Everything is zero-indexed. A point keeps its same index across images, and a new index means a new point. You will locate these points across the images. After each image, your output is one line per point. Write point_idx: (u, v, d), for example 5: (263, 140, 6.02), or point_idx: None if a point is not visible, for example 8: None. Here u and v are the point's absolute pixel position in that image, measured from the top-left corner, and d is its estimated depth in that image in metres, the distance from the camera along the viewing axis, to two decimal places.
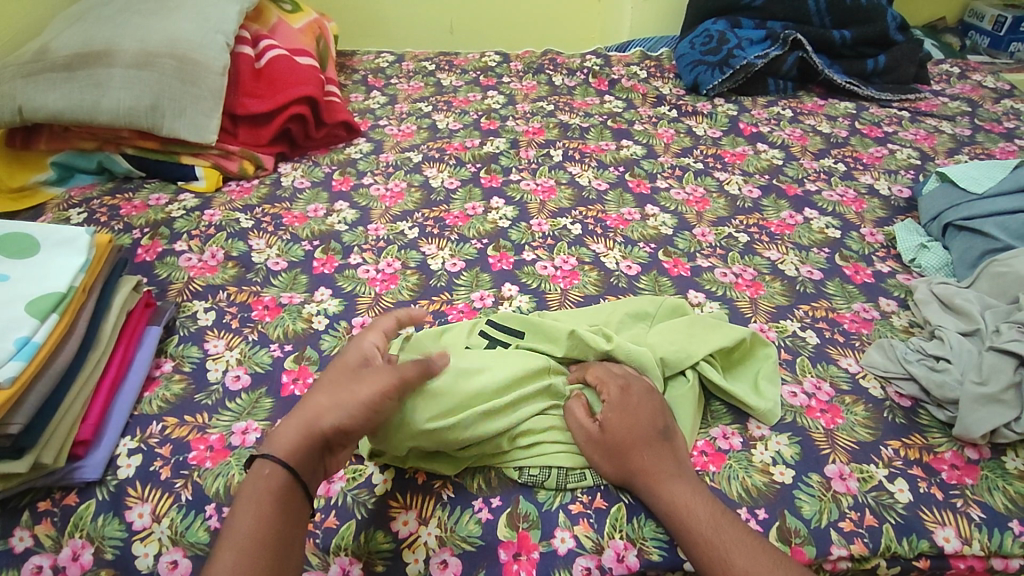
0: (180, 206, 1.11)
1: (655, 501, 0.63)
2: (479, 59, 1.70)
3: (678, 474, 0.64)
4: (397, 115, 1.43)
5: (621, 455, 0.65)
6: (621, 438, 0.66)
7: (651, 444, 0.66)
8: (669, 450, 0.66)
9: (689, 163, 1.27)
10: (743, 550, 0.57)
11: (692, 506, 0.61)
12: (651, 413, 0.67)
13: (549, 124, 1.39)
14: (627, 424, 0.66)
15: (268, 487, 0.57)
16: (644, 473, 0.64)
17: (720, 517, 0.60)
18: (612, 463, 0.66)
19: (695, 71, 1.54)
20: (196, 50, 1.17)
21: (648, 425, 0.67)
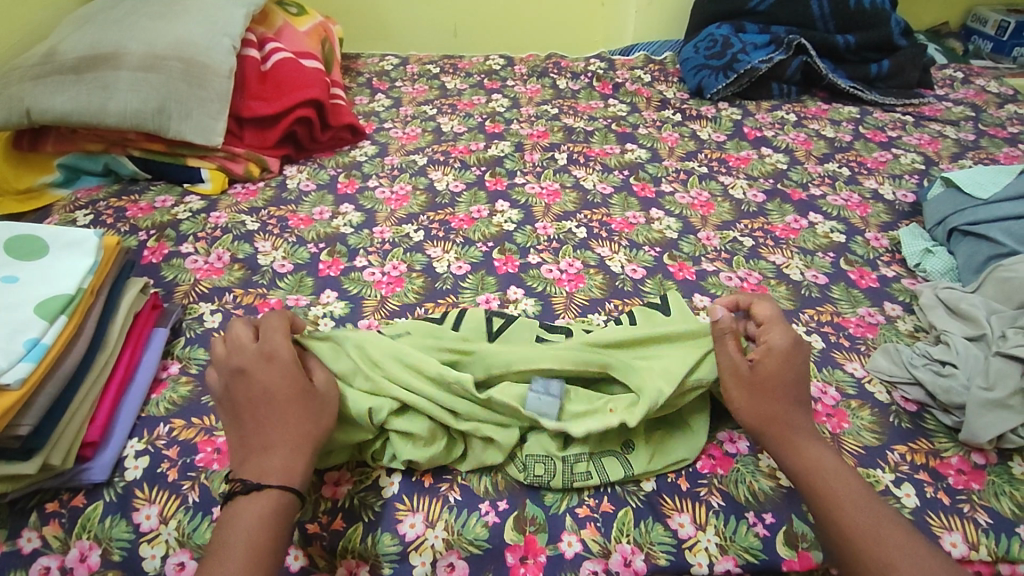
0: (186, 208, 1.11)
1: (795, 451, 0.65)
2: (484, 62, 1.70)
3: (815, 433, 0.67)
4: (401, 118, 1.44)
5: (767, 398, 0.67)
6: (772, 383, 0.67)
7: (796, 395, 0.67)
8: (806, 406, 0.68)
9: (693, 167, 1.27)
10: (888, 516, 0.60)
11: (835, 464, 0.64)
12: (798, 362, 0.69)
13: (554, 128, 1.40)
14: (781, 368, 0.67)
15: (262, 513, 0.58)
16: (789, 424, 0.66)
17: (866, 490, 0.62)
18: (752, 406, 0.67)
19: (698, 75, 1.54)
20: (202, 53, 1.17)
21: (798, 377, 0.68)
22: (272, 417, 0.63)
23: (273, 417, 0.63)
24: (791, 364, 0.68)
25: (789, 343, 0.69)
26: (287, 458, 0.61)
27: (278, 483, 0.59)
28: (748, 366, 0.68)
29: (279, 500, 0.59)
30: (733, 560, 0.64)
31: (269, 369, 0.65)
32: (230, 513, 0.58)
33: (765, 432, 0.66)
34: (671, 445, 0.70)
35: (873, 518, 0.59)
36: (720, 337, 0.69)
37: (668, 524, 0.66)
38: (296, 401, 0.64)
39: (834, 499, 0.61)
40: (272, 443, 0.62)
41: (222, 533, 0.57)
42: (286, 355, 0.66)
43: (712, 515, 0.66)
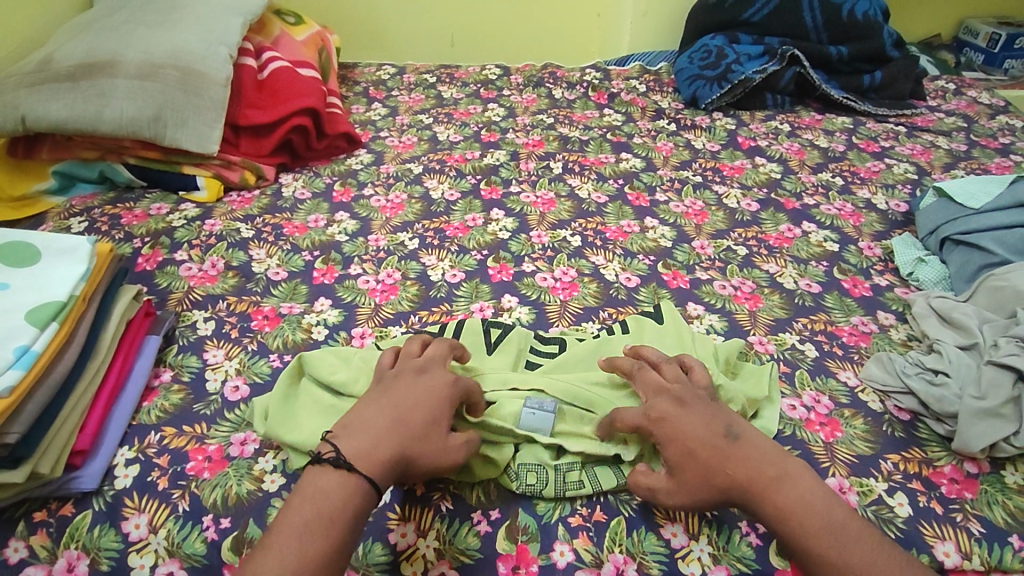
0: (180, 216, 1.11)
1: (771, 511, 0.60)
2: (480, 72, 1.71)
3: (782, 477, 0.61)
4: (397, 127, 1.44)
5: (700, 475, 0.61)
6: (689, 453, 0.62)
7: (728, 449, 0.62)
8: (752, 450, 0.62)
9: (688, 176, 1.27)
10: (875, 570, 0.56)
11: (808, 513, 0.59)
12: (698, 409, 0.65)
13: (549, 137, 1.40)
14: (683, 428, 0.63)
15: (353, 503, 0.57)
16: (750, 484, 0.61)
17: (841, 532, 0.58)
18: (689, 489, 0.61)
19: (693, 85, 1.55)
20: (199, 61, 1.18)
21: (713, 426, 0.63)
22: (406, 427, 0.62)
23: (403, 421, 0.62)
24: (696, 420, 0.63)
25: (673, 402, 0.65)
26: (385, 465, 0.59)
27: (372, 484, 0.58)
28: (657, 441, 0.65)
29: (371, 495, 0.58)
30: (727, 570, 0.63)
31: (424, 378, 0.66)
32: (326, 489, 0.57)
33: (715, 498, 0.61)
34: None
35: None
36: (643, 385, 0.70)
37: (661, 534, 0.65)
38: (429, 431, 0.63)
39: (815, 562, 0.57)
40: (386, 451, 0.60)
41: (315, 511, 0.56)
42: (444, 391, 0.66)
43: (705, 524, 0.66)
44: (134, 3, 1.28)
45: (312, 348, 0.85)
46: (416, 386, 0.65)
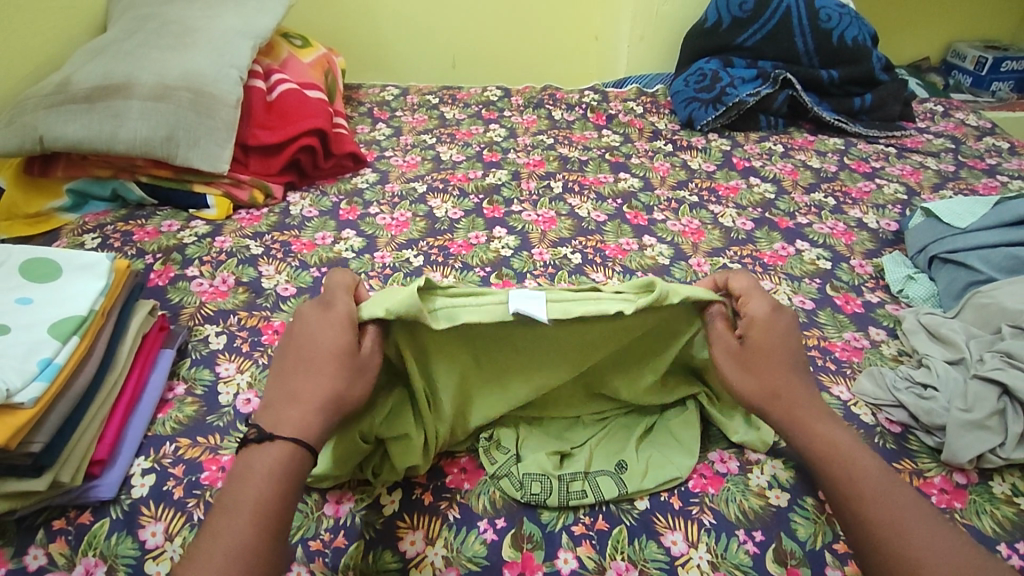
0: (192, 233, 1.14)
1: (815, 445, 0.66)
2: (482, 93, 1.76)
3: (831, 420, 0.68)
4: (402, 147, 1.48)
5: (760, 373, 0.70)
6: (760, 355, 0.70)
7: (791, 375, 0.70)
8: (808, 385, 0.70)
9: (685, 196, 1.31)
10: (912, 512, 0.60)
11: (859, 464, 0.64)
12: (784, 331, 0.72)
13: (549, 157, 1.44)
14: (767, 336, 0.71)
15: (272, 467, 0.59)
16: (801, 413, 0.68)
17: (889, 483, 0.62)
18: (746, 381, 0.70)
19: (688, 107, 1.60)
20: (211, 83, 1.22)
21: (790, 354, 0.72)
22: (311, 362, 0.65)
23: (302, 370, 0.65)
24: (782, 337, 0.72)
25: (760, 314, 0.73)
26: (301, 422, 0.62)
27: (292, 437, 0.60)
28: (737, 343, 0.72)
29: (291, 451, 0.60)
30: None
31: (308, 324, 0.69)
32: (244, 466, 0.59)
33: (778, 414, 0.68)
34: (665, 464, 0.73)
35: (893, 518, 0.59)
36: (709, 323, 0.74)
37: (661, 542, 0.67)
38: (341, 352, 0.65)
39: (864, 504, 0.61)
40: (304, 395, 0.63)
41: (238, 486, 0.58)
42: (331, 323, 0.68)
43: (704, 533, 0.68)
44: (148, 27, 1.32)
45: None
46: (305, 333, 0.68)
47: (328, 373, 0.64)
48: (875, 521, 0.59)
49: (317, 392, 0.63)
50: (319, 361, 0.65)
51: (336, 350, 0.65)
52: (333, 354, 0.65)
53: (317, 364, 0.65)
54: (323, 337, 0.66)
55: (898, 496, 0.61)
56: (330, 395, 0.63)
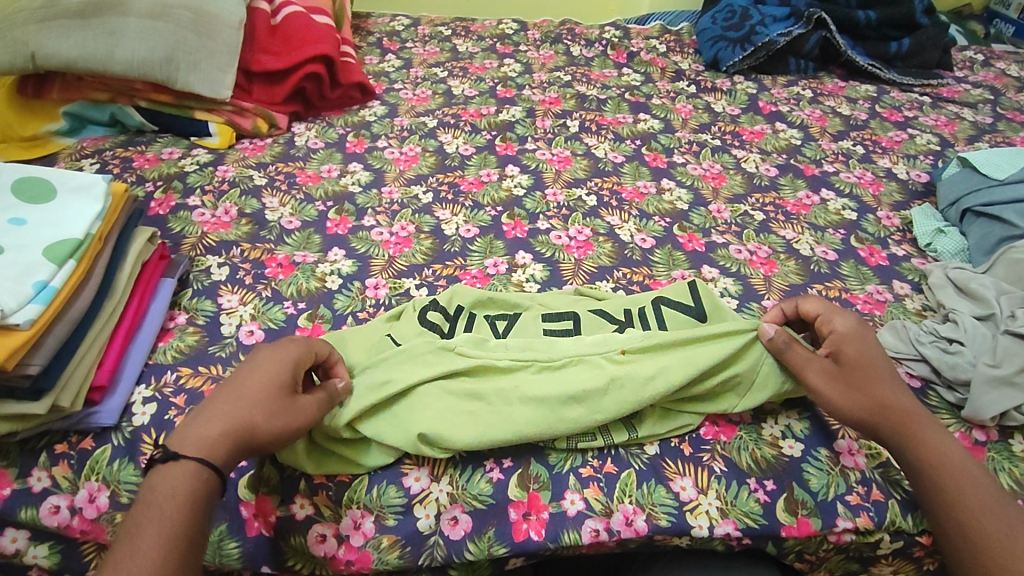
0: (193, 161, 1.10)
1: (917, 445, 0.64)
2: (497, 26, 1.67)
3: (928, 419, 0.66)
4: (412, 79, 1.42)
5: (861, 389, 0.67)
6: (861, 370, 0.68)
7: (884, 383, 0.68)
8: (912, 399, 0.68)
9: (707, 139, 1.25)
10: (1004, 512, 0.60)
11: (961, 473, 0.62)
12: (874, 350, 0.70)
13: (566, 95, 1.38)
14: (864, 350, 0.69)
15: (178, 492, 0.55)
16: (908, 419, 0.66)
17: (986, 496, 0.61)
18: (848, 395, 0.67)
19: (715, 47, 1.51)
20: (212, 3, 1.15)
21: (887, 372, 0.69)
22: (239, 389, 0.61)
23: (238, 389, 0.61)
24: (878, 357, 0.70)
25: (853, 334, 0.71)
26: (215, 444, 0.58)
27: (197, 456, 0.56)
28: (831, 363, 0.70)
29: (197, 475, 0.56)
30: (734, 524, 0.64)
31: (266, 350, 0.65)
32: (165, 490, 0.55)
33: (883, 422, 0.66)
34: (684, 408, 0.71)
35: (972, 512, 0.60)
36: (788, 346, 0.70)
37: (670, 487, 0.66)
38: (277, 390, 0.61)
39: (948, 506, 0.61)
40: (219, 413, 0.59)
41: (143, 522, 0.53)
42: (289, 356, 0.64)
43: (715, 480, 0.67)
44: None
45: (326, 297, 0.85)
46: (262, 355, 0.64)
47: (257, 400, 0.60)
48: (972, 526, 0.59)
49: (231, 414, 0.59)
50: (248, 388, 0.61)
51: (274, 381, 0.62)
52: (264, 388, 0.61)
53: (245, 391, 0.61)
54: (263, 373, 0.62)
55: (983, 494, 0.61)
56: (244, 422, 0.59)
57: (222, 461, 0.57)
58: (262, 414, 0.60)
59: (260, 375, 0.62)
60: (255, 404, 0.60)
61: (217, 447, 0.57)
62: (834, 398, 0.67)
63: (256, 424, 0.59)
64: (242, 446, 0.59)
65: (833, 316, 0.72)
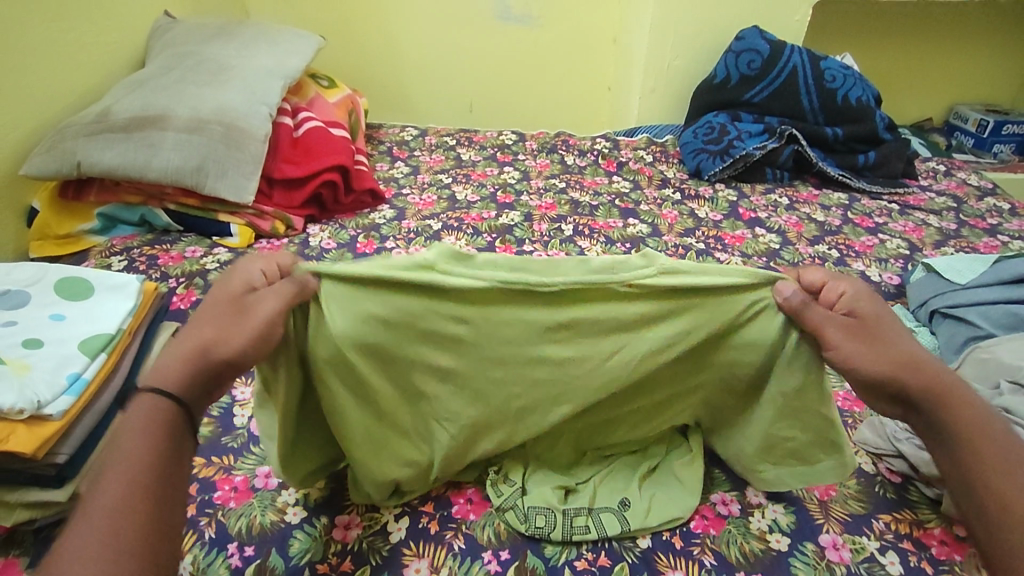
0: (214, 259, 1.18)
1: (949, 406, 0.64)
2: (497, 136, 1.83)
3: (955, 380, 0.66)
4: (419, 185, 1.54)
5: (882, 346, 0.66)
6: (875, 328, 0.67)
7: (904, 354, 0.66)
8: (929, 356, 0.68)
9: (691, 243, 1.35)
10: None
11: (991, 439, 0.62)
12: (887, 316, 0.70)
13: (561, 201, 1.49)
14: (875, 308, 0.69)
15: (144, 421, 0.56)
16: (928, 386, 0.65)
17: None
18: (872, 353, 0.66)
19: (697, 158, 1.65)
20: (242, 119, 1.28)
21: (897, 325, 0.68)
22: (202, 316, 0.62)
23: (198, 321, 0.62)
24: (885, 310, 0.69)
25: (862, 290, 0.70)
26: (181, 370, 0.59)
27: (151, 388, 0.58)
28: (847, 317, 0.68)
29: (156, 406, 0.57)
30: None
31: (220, 281, 0.65)
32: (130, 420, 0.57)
33: (908, 381, 0.65)
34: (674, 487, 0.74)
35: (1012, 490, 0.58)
36: (802, 308, 0.68)
37: None
38: (230, 296, 0.63)
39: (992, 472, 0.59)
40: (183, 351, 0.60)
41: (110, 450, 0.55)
42: (235, 285, 0.64)
43: (704, 573, 0.69)
44: (185, 64, 1.38)
45: None
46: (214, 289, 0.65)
47: (210, 325, 0.61)
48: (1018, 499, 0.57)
49: (193, 342, 0.61)
50: (207, 318, 0.62)
51: (228, 304, 0.63)
52: (215, 312, 0.62)
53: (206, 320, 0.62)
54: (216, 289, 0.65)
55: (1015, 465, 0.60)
56: (204, 346, 0.60)
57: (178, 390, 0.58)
58: (222, 335, 0.61)
59: (213, 303, 0.63)
60: (208, 325, 0.61)
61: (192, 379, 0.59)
62: (854, 355, 0.66)
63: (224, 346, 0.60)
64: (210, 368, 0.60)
65: (841, 279, 0.70)
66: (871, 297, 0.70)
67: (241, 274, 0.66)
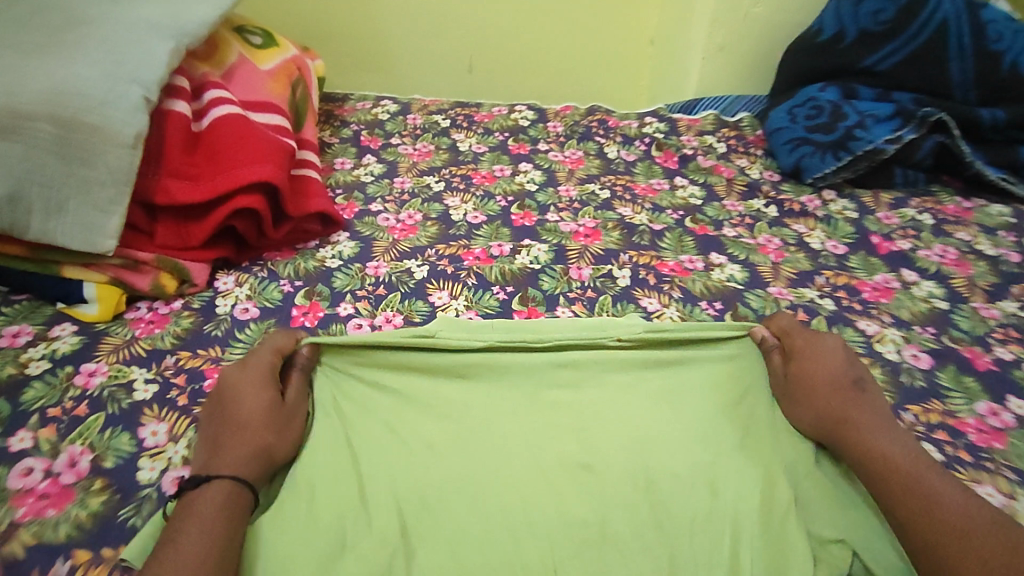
0: (46, 352, 0.73)
1: (852, 439, 0.65)
2: (508, 114, 1.32)
3: (885, 422, 0.66)
4: (396, 197, 1.06)
5: (810, 400, 0.70)
6: (811, 379, 0.71)
7: (857, 396, 0.69)
8: (876, 408, 0.68)
9: (808, 298, 0.90)
10: (965, 508, 0.58)
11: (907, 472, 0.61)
12: (842, 356, 0.73)
13: (606, 223, 1.01)
14: (816, 355, 0.74)
15: (209, 504, 0.57)
16: (855, 424, 0.66)
17: (943, 489, 0.59)
18: (801, 409, 0.70)
19: (796, 152, 1.14)
20: (94, 110, 0.75)
21: (843, 372, 0.71)
22: (232, 403, 0.66)
23: (240, 411, 0.65)
24: (828, 358, 0.73)
25: (805, 338, 0.76)
26: (243, 459, 0.61)
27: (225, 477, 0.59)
28: (786, 375, 0.74)
29: (226, 495, 0.58)
30: None
31: (250, 364, 0.70)
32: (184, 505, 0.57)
33: (828, 432, 0.67)
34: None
35: (963, 532, 0.56)
36: (768, 350, 0.77)
37: None
38: (270, 385, 0.68)
39: (902, 504, 0.59)
40: (228, 442, 0.63)
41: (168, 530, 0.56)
42: (270, 372, 0.70)
43: None
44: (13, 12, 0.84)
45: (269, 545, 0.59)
46: (246, 375, 0.69)
47: (258, 413, 0.65)
48: (938, 546, 0.56)
49: (241, 440, 0.63)
50: (245, 410, 0.65)
51: (266, 395, 0.67)
52: (257, 398, 0.67)
53: (241, 411, 0.65)
54: (251, 396, 0.66)
55: (964, 501, 0.58)
56: (259, 446, 0.63)
57: (245, 478, 0.60)
58: (271, 426, 0.65)
59: (252, 389, 0.68)
60: (262, 422, 0.65)
61: (274, 458, 0.64)
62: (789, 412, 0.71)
63: (273, 445, 0.64)
64: (263, 464, 0.62)
65: (780, 318, 0.81)
66: (812, 351, 0.74)
67: (265, 355, 0.71)
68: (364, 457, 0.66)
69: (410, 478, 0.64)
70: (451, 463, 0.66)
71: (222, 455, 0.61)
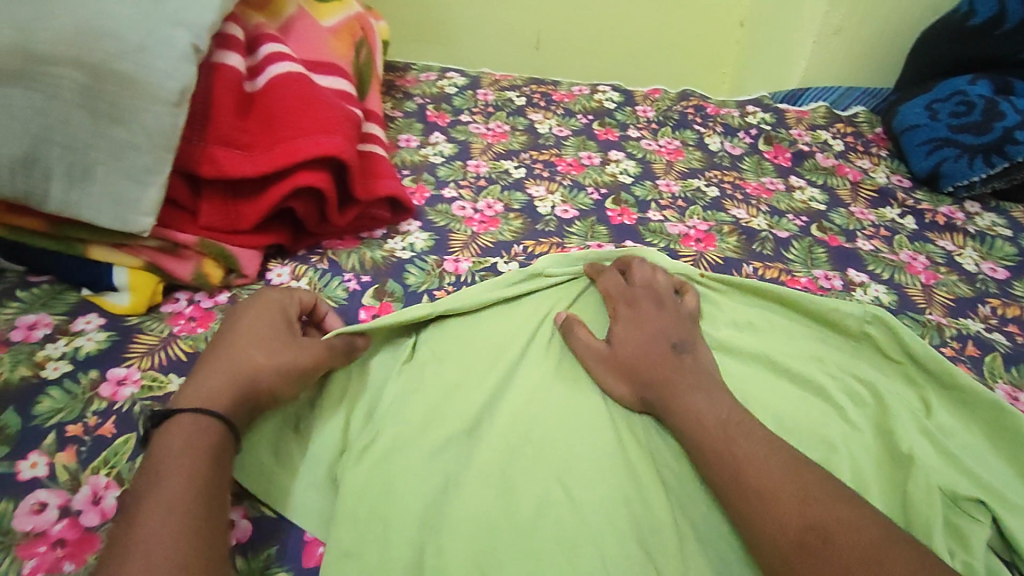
0: (67, 351, 0.59)
1: (676, 410, 0.54)
2: (590, 94, 1.17)
3: (703, 385, 0.56)
4: (471, 181, 0.91)
5: (633, 367, 0.59)
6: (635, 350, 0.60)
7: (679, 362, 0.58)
8: (687, 364, 0.58)
9: (976, 330, 0.74)
10: (800, 485, 0.46)
11: (734, 449, 0.50)
12: (665, 318, 0.63)
13: (719, 227, 0.86)
14: (637, 316, 0.63)
15: (180, 450, 0.46)
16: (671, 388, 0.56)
17: (766, 458, 0.49)
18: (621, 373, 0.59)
19: (935, 154, 0.98)
20: (131, 56, 0.61)
21: (659, 336, 0.61)
22: (224, 338, 0.55)
23: (232, 343, 0.54)
24: (649, 321, 0.62)
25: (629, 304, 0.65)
26: (220, 392, 0.50)
27: (188, 412, 0.48)
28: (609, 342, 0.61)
29: (193, 440, 0.46)
30: None
31: (256, 299, 0.59)
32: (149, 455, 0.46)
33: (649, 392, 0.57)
34: None
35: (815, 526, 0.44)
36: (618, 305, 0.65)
37: None
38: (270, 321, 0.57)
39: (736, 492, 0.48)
40: (210, 374, 0.52)
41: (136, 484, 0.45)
42: (274, 308, 0.58)
43: None
44: None
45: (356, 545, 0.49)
46: (245, 311, 0.58)
47: (253, 346, 0.54)
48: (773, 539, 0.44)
49: (223, 369, 0.52)
50: (239, 340, 0.55)
51: (265, 329, 0.56)
52: (253, 333, 0.55)
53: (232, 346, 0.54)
54: (243, 332, 0.55)
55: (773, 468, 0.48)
56: (244, 372, 0.52)
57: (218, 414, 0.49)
58: (265, 357, 0.54)
59: (247, 321, 0.57)
60: (253, 352, 0.54)
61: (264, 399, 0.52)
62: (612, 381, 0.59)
63: (265, 383, 0.52)
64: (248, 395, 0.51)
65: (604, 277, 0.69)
66: (636, 308, 0.64)
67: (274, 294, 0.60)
68: (450, 423, 0.56)
69: (502, 418, 0.56)
70: (557, 402, 0.58)
71: (202, 387, 0.51)
